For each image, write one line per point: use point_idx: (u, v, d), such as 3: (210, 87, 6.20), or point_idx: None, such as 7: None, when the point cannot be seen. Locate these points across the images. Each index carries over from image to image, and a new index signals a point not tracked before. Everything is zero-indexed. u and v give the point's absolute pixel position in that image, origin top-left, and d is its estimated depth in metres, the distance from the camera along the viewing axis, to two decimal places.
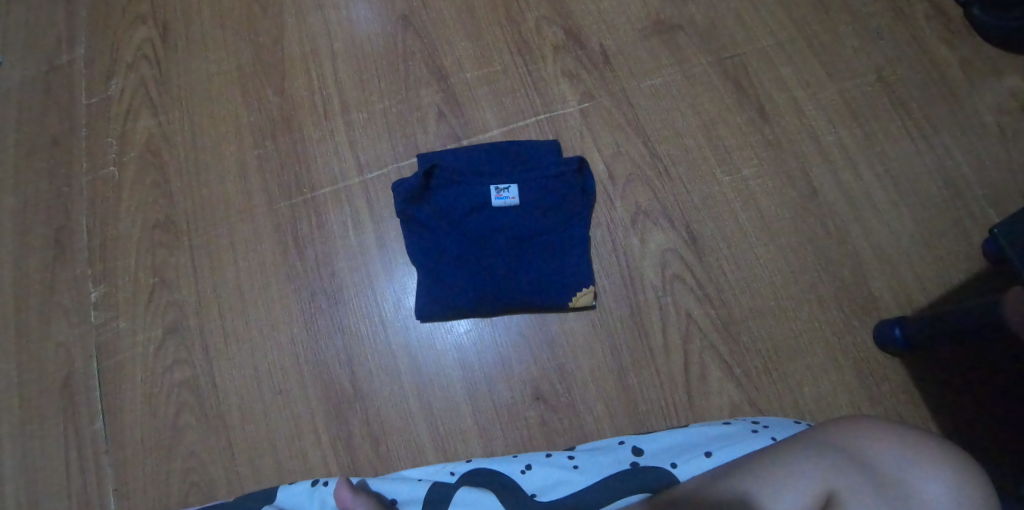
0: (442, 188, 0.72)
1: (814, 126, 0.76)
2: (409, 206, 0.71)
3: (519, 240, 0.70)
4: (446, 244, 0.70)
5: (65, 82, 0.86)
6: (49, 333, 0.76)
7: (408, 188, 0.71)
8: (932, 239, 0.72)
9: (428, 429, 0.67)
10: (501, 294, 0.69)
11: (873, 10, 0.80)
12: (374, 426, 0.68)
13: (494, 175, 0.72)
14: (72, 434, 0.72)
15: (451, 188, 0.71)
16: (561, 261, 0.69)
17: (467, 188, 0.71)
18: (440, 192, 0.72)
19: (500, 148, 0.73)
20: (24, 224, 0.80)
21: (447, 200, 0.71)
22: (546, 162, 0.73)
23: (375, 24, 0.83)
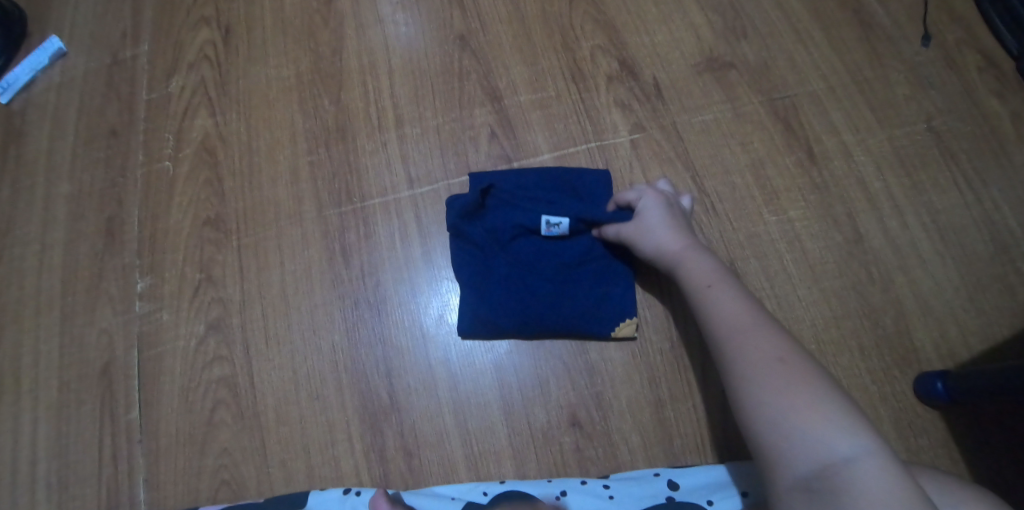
0: (496, 208, 0.72)
1: (862, 173, 0.77)
2: (463, 222, 0.71)
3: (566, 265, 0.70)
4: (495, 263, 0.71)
5: (128, 76, 0.89)
6: (95, 320, 0.78)
7: (463, 203, 0.71)
8: (977, 293, 0.71)
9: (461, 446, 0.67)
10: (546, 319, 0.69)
11: (926, 61, 0.81)
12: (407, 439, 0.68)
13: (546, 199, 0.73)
14: (107, 421, 0.73)
15: (505, 209, 0.72)
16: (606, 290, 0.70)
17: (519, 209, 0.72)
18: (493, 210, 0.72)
19: (551, 174, 0.74)
20: (80, 212, 0.83)
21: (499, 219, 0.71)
22: (597, 192, 0.73)
23: (433, 42, 0.85)
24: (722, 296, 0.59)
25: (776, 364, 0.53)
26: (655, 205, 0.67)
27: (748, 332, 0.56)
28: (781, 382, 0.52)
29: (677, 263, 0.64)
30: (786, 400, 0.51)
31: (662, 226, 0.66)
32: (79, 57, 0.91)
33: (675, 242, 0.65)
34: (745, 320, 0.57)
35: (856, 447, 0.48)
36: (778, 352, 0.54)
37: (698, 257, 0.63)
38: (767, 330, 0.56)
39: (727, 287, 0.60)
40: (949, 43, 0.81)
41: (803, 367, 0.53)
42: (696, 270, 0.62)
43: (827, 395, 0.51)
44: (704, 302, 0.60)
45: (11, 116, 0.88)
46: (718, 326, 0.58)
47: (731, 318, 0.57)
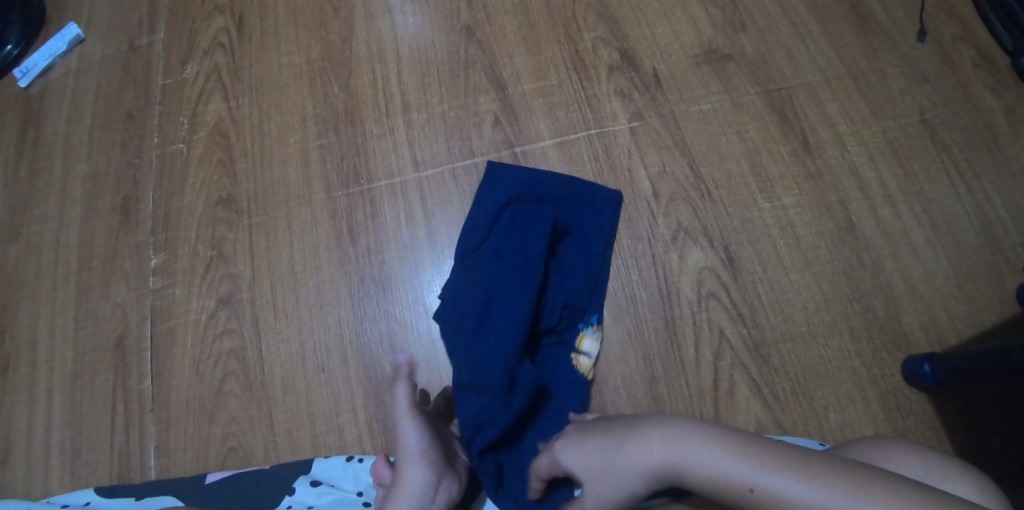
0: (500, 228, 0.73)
1: (855, 163, 0.79)
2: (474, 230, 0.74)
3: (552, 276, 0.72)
4: (490, 263, 0.71)
5: (144, 61, 0.92)
6: (109, 294, 0.80)
7: (479, 215, 0.75)
8: (966, 280, 0.73)
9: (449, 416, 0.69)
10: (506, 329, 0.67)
11: (921, 55, 0.83)
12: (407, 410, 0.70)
13: (558, 209, 0.75)
14: (120, 390, 0.76)
15: (501, 235, 0.73)
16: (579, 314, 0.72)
17: (530, 212, 0.75)
18: (506, 209, 0.75)
19: (562, 178, 0.77)
20: (96, 190, 0.86)
21: (508, 220, 0.74)
22: (605, 205, 0.76)
23: (440, 31, 0.87)
24: (788, 487, 0.48)
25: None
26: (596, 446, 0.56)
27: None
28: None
29: (686, 466, 0.51)
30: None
31: (626, 451, 0.54)
32: (96, 43, 0.94)
33: (653, 456, 0.52)
34: (828, 495, 0.47)
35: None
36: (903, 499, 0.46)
37: (700, 453, 0.50)
38: (855, 489, 0.47)
39: (752, 464, 0.49)
40: (944, 38, 0.83)
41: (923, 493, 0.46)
42: (714, 466, 0.50)
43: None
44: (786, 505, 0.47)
45: (30, 99, 0.92)
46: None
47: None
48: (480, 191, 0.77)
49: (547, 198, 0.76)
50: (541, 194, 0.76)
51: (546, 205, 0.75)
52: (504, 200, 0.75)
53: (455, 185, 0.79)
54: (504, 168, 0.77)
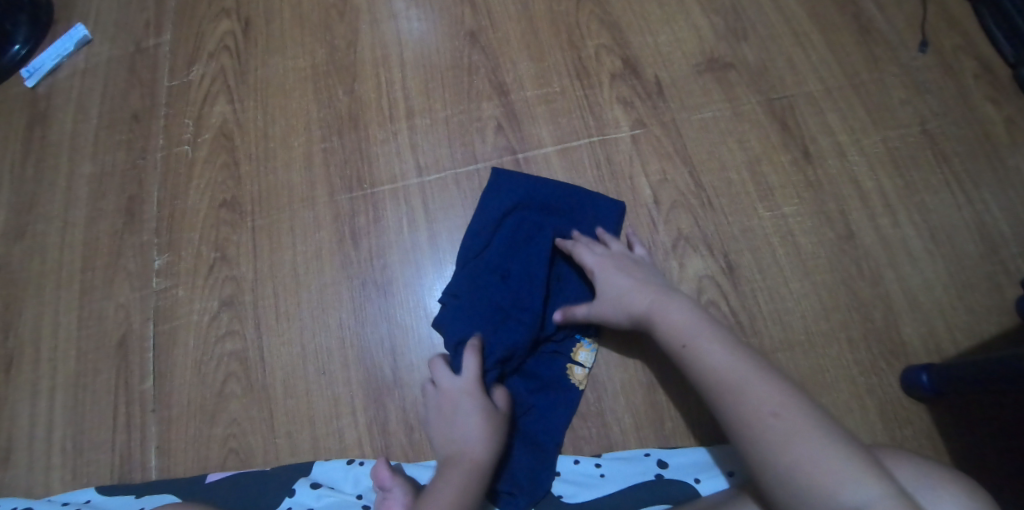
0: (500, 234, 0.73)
1: (856, 172, 0.79)
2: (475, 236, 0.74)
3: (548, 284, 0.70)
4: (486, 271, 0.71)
5: (149, 63, 0.93)
6: (113, 294, 0.81)
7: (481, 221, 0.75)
8: (965, 291, 0.74)
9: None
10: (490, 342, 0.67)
11: (922, 66, 0.83)
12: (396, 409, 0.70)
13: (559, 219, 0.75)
14: (122, 389, 0.77)
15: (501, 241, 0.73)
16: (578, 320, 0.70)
17: (531, 220, 0.74)
18: (506, 217, 0.74)
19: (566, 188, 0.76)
20: (101, 191, 0.86)
21: (508, 227, 0.73)
22: (609, 217, 0.76)
23: (444, 37, 0.88)
24: (705, 347, 0.57)
25: (773, 420, 0.51)
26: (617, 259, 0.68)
27: (742, 383, 0.54)
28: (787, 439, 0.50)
29: (653, 311, 0.62)
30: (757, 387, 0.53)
31: (624, 281, 0.66)
32: (103, 44, 0.95)
33: (638, 294, 0.64)
34: (736, 365, 0.55)
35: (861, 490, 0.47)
36: (778, 403, 0.52)
37: (677, 309, 0.61)
38: (759, 376, 0.54)
39: (704, 331, 0.58)
40: (945, 49, 0.84)
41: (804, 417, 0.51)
42: (671, 320, 0.60)
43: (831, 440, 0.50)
44: (695, 358, 0.57)
45: (36, 100, 0.92)
46: (714, 380, 0.55)
47: (725, 374, 0.55)
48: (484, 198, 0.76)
49: (549, 208, 0.75)
50: (544, 204, 0.75)
51: (547, 215, 0.74)
52: (504, 208, 0.75)
53: (458, 190, 0.79)
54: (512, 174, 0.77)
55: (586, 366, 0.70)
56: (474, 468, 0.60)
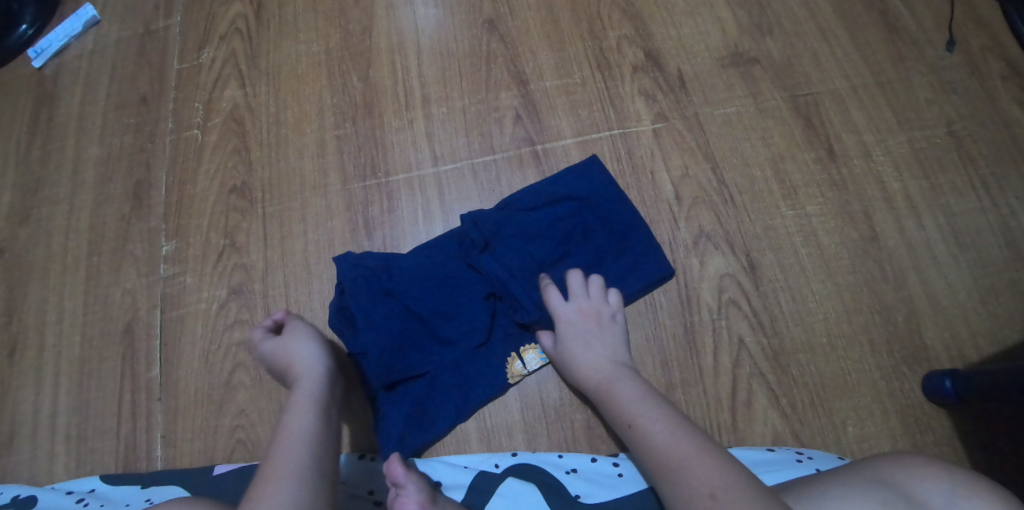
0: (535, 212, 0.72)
1: (880, 173, 0.77)
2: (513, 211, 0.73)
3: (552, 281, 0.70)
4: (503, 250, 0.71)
5: (160, 45, 0.91)
6: (119, 280, 0.79)
7: (527, 199, 0.73)
8: (990, 295, 0.72)
9: (426, 391, 0.66)
10: (462, 307, 0.69)
11: (949, 65, 0.82)
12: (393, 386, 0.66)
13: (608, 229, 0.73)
14: (128, 377, 0.75)
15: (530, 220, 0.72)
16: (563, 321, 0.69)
17: (585, 215, 0.72)
18: (552, 199, 0.73)
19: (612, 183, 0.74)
20: (108, 174, 0.85)
21: (559, 212, 0.72)
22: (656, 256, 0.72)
23: (462, 24, 0.86)
24: (650, 426, 0.57)
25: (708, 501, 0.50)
26: (585, 312, 0.67)
27: (679, 464, 0.54)
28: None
29: (609, 384, 0.63)
30: (695, 465, 0.53)
31: (585, 345, 0.66)
32: (113, 25, 0.93)
33: (598, 364, 0.64)
34: (678, 445, 0.55)
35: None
36: (714, 482, 0.51)
37: (626, 386, 0.62)
38: (698, 457, 0.53)
39: (653, 408, 0.59)
40: (973, 49, 0.82)
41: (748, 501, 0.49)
42: (624, 396, 0.61)
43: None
44: (642, 436, 0.57)
45: (44, 80, 0.91)
46: (653, 461, 0.55)
47: (665, 456, 0.55)
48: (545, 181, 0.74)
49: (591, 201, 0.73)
50: (603, 214, 0.73)
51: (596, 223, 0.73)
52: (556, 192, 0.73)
53: (475, 182, 0.78)
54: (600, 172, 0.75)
55: (525, 367, 0.68)
56: (313, 397, 0.61)
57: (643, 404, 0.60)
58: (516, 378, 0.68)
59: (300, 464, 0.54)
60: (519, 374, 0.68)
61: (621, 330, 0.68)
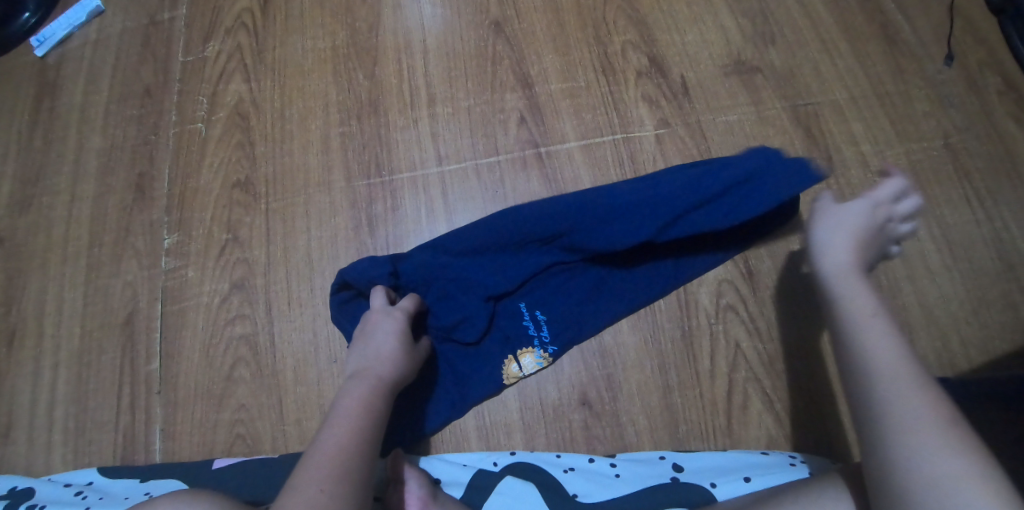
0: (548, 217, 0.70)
1: (877, 183, 0.79)
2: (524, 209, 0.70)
3: (556, 285, 0.70)
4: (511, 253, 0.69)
5: (164, 37, 0.91)
6: (120, 272, 0.79)
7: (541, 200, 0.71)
8: (980, 306, 0.74)
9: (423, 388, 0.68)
10: (462, 307, 0.69)
11: (946, 79, 0.83)
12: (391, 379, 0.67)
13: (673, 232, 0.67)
14: (128, 370, 0.75)
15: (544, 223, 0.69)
16: (560, 325, 0.69)
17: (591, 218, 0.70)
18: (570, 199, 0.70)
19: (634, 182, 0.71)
20: (111, 166, 0.85)
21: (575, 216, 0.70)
22: (677, 270, 0.71)
23: (469, 25, 0.86)
24: (874, 337, 0.55)
25: (932, 428, 0.48)
26: (845, 242, 0.63)
27: (898, 377, 0.52)
28: (925, 440, 0.48)
29: (839, 279, 0.60)
30: (928, 437, 0.48)
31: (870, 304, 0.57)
32: (117, 16, 0.93)
33: (835, 264, 0.62)
34: (890, 358, 0.53)
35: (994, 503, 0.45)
36: (943, 465, 0.47)
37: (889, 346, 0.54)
38: (923, 425, 0.49)
39: (876, 319, 0.56)
40: (970, 63, 0.84)
41: (954, 426, 0.49)
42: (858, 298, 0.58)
43: (977, 451, 0.47)
44: (851, 345, 0.55)
45: (47, 69, 0.90)
46: (864, 370, 0.53)
47: (880, 366, 0.53)
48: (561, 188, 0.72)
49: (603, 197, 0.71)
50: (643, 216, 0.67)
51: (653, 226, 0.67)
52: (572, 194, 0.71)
53: (478, 182, 0.78)
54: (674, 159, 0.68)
55: (522, 370, 0.68)
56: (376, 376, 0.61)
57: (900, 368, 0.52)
58: (514, 381, 0.68)
59: (337, 458, 0.53)
60: (517, 377, 0.68)
61: (864, 244, 0.64)
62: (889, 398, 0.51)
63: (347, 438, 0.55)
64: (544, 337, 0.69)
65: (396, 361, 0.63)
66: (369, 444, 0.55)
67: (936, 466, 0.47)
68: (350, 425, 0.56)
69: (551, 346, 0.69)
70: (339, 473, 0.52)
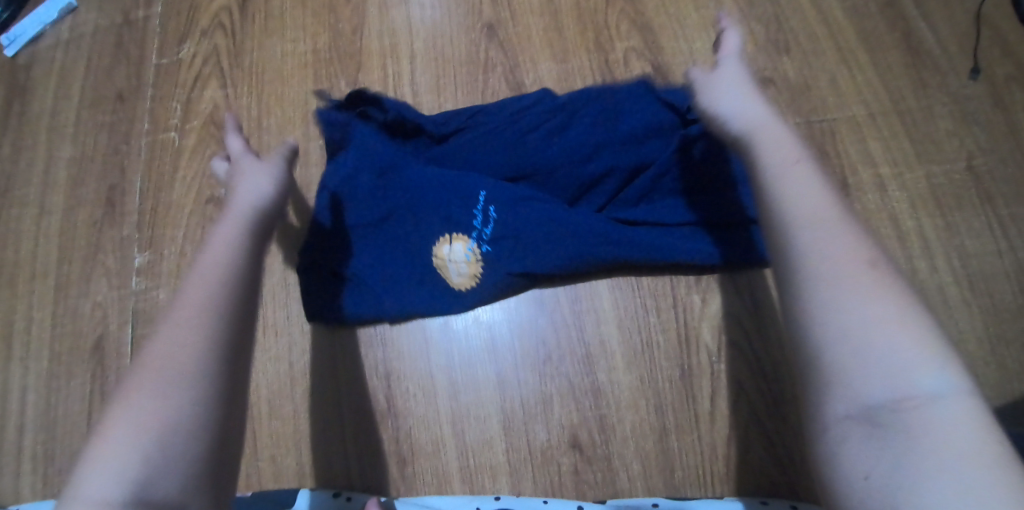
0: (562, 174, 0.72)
1: (894, 209, 0.74)
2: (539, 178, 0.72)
3: (511, 229, 0.68)
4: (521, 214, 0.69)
5: (138, 36, 0.86)
6: (89, 291, 0.75)
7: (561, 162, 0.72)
8: (1001, 346, 0.69)
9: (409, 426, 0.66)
10: (398, 254, 0.70)
11: (971, 94, 0.77)
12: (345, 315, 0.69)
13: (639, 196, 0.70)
14: (98, 396, 0.72)
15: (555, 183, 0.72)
16: (516, 289, 0.68)
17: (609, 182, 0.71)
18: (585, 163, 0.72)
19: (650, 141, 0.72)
20: (81, 176, 0.80)
21: (592, 177, 0.71)
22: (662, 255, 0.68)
23: (460, 28, 0.81)
24: (790, 178, 0.45)
25: (848, 269, 0.39)
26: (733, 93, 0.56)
27: (823, 221, 0.42)
28: (849, 288, 0.38)
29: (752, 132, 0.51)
30: (866, 296, 0.38)
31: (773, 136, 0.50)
32: (90, 12, 0.88)
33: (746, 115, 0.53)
34: (817, 204, 0.43)
35: (945, 371, 0.35)
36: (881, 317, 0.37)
37: (804, 184, 0.45)
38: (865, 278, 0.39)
39: (800, 162, 0.47)
40: (998, 78, 0.78)
41: (879, 269, 0.39)
42: (770, 144, 0.49)
43: (908, 302, 0.38)
44: (765, 189, 0.46)
45: (16, 70, 0.86)
46: (776, 213, 0.44)
47: (805, 208, 0.43)
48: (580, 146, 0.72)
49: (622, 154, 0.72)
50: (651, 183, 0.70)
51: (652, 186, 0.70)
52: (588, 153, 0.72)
53: None
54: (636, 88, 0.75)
55: (450, 254, 0.69)
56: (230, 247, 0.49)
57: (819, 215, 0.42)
58: (450, 285, 0.69)
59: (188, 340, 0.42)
60: (447, 269, 0.69)
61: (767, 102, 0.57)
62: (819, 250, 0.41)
63: (189, 332, 0.42)
64: (535, 373, 0.67)
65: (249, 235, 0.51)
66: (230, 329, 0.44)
67: (851, 316, 0.37)
68: (195, 315, 0.43)
69: (483, 245, 0.69)
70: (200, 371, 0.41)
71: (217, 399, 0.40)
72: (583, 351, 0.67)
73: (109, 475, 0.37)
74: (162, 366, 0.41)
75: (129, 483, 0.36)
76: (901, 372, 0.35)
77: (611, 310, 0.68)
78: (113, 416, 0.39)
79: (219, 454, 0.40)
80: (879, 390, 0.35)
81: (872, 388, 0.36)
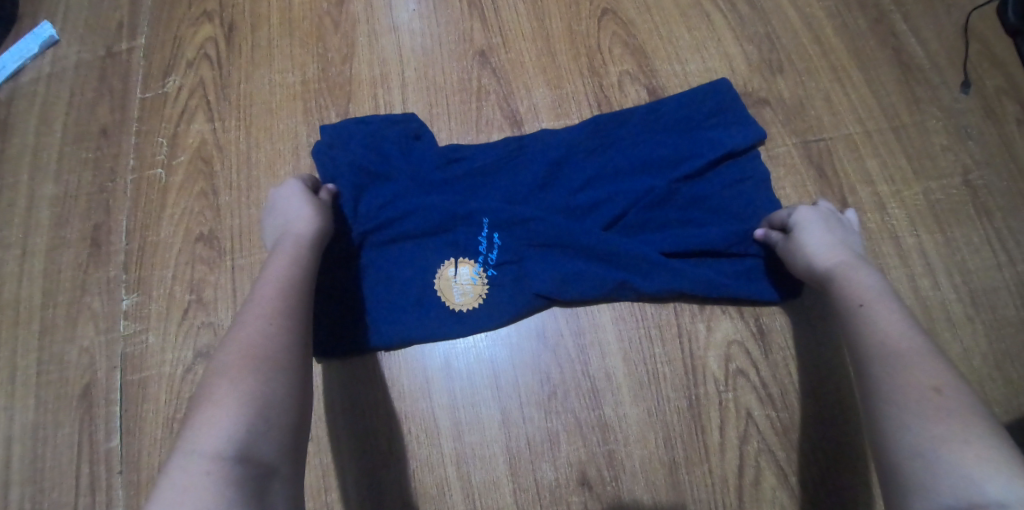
0: (566, 191, 0.70)
1: (894, 226, 0.73)
2: (541, 194, 0.70)
3: (516, 254, 0.68)
4: (521, 235, 0.68)
5: (121, 69, 0.84)
6: (75, 336, 0.73)
7: (569, 179, 0.71)
8: (1005, 361, 0.68)
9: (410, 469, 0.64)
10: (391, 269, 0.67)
11: (964, 108, 0.77)
12: (336, 336, 0.66)
13: (650, 206, 0.69)
14: (86, 446, 0.69)
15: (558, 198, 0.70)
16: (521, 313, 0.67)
17: (614, 198, 0.69)
18: (591, 183, 0.71)
19: (659, 160, 0.71)
20: (64, 216, 0.78)
21: (598, 195, 0.69)
22: (661, 282, 0.66)
23: (452, 56, 0.80)
24: (881, 312, 0.52)
25: (929, 392, 0.46)
26: (831, 239, 0.60)
27: (909, 352, 0.49)
28: (924, 410, 0.45)
29: (839, 273, 0.57)
30: (941, 418, 0.44)
31: (866, 278, 0.55)
32: (71, 46, 0.86)
33: (841, 258, 0.58)
34: (902, 337, 0.50)
35: (1015, 485, 0.40)
36: (956, 432, 0.43)
37: (889, 315, 0.52)
38: (942, 402, 0.45)
39: (889, 304, 0.53)
40: (990, 91, 0.78)
41: (960, 399, 0.45)
42: (863, 284, 0.55)
43: (983, 426, 0.43)
44: (859, 323, 0.52)
45: None
46: (865, 342, 0.51)
47: (892, 339, 0.50)
48: (585, 165, 0.71)
49: (629, 173, 0.71)
50: (657, 201, 0.69)
51: (658, 202, 0.69)
52: (595, 172, 0.71)
53: None
54: (661, 102, 0.74)
55: (456, 277, 0.67)
56: (284, 283, 0.55)
57: (906, 346, 0.49)
58: (450, 307, 0.67)
59: (246, 364, 0.48)
60: (449, 290, 0.67)
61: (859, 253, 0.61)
62: (902, 375, 0.47)
63: (281, 328, 0.51)
64: (542, 409, 0.65)
65: (295, 272, 0.57)
66: (281, 359, 0.50)
67: (931, 432, 0.44)
68: (279, 316, 0.52)
69: (490, 269, 0.67)
70: (254, 393, 0.47)
71: (277, 428, 0.46)
72: (589, 384, 0.66)
73: (218, 431, 0.44)
74: (252, 352, 0.49)
75: (235, 441, 0.44)
76: (973, 483, 0.40)
77: (616, 342, 0.67)
78: (218, 383, 0.47)
79: (295, 441, 0.48)
80: (952, 495, 0.40)
81: (944, 496, 0.41)
